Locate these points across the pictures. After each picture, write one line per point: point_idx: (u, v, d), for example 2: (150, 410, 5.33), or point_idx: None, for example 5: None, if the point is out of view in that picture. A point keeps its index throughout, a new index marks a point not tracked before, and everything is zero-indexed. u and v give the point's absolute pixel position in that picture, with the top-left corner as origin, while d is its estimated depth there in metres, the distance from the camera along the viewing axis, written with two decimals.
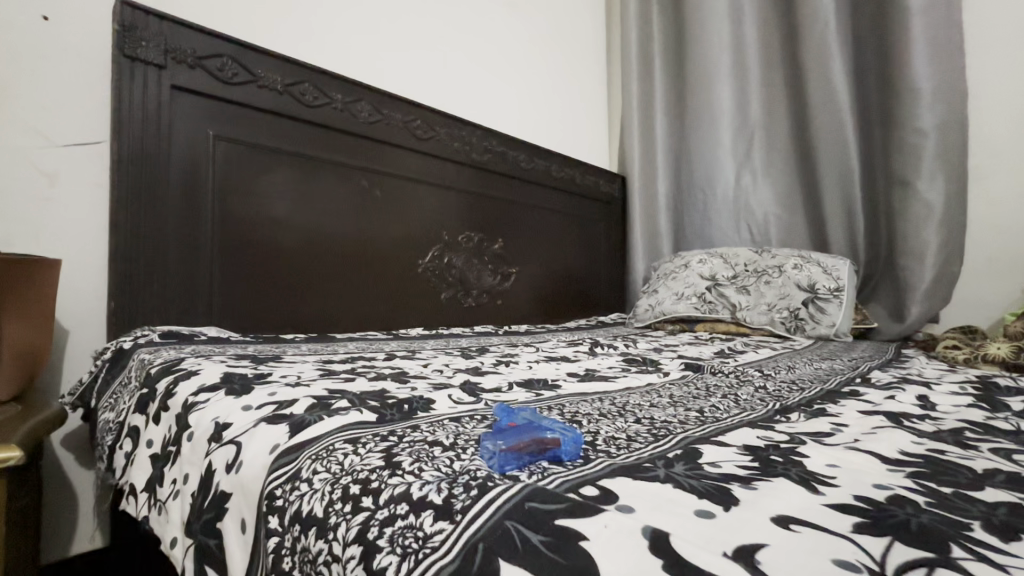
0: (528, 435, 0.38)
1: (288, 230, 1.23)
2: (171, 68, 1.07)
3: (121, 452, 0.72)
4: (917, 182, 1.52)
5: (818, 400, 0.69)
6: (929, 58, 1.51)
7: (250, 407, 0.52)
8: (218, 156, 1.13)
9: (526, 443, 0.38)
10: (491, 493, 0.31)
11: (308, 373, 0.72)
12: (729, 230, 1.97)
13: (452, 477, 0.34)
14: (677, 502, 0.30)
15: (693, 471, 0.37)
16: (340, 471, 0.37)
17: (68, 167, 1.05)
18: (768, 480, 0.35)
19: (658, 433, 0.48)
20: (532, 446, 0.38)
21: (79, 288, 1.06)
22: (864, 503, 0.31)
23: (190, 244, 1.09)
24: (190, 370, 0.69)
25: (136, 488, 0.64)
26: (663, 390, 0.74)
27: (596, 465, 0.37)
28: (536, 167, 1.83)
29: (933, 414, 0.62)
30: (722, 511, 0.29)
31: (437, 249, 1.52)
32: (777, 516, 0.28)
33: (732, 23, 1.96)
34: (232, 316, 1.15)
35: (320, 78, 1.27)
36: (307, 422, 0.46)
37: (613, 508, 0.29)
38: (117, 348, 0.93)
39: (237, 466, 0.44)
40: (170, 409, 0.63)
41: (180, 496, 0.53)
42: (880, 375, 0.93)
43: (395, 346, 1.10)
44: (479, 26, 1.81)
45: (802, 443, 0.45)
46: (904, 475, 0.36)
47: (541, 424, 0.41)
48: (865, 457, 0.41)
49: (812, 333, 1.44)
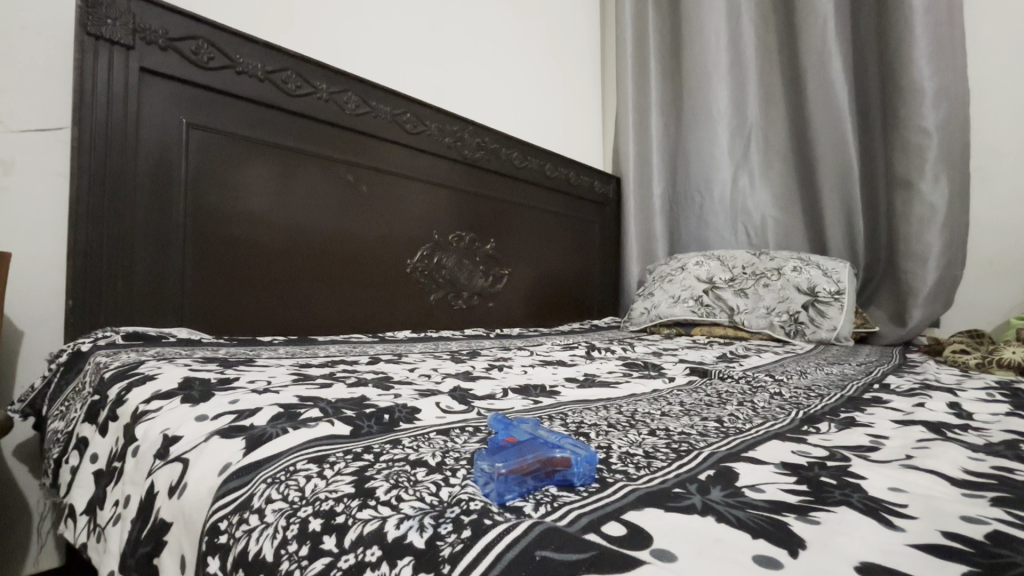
0: (534, 453, 0.32)
1: (266, 226, 1.15)
2: (140, 49, 0.98)
3: (66, 467, 0.64)
4: (921, 183, 1.46)
5: (843, 407, 0.63)
6: (933, 56, 1.46)
7: (204, 417, 0.45)
8: (193, 145, 1.05)
9: (533, 462, 0.32)
10: (485, 535, 0.24)
11: (279, 377, 0.65)
12: (726, 231, 1.91)
13: (442, 510, 0.27)
14: (730, 545, 0.24)
15: (734, 498, 0.30)
16: (299, 501, 0.30)
17: (26, 153, 0.97)
18: (830, 510, 0.29)
19: (678, 447, 0.41)
20: (537, 466, 0.32)
21: (33, 287, 0.98)
22: (962, 543, 0.25)
23: (160, 239, 1.01)
24: (146, 375, 0.61)
25: (78, 510, 0.56)
26: (673, 396, 0.68)
27: (615, 493, 0.30)
28: (529, 165, 1.76)
29: (973, 424, 0.56)
30: (790, 559, 0.23)
31: (426, 248, 1.45)
32: (861, 566, 0.22)
33: (728, 21, 1.91)
34: (205, 317, 1.07)
35: (304, 66, 1.20)
36: (268, 436, 0.39)
37: (652, 560, 0.22)
38: (73, 350, 0.84)
39: (180, 490, 0.37)
40: (119, 419, 0.55)
41: (119, 522, 0.45)
42: (898, 381, 0.87)
43: (381, 349, 1.03)
44: (470, 19, 1.75)
45: (848, 460, 0.39)
46: (991, 505, 0.30)
47: (548, 441, 0.34)
48: (929, 479, 0.35)
49: (813, 337, 1.39)
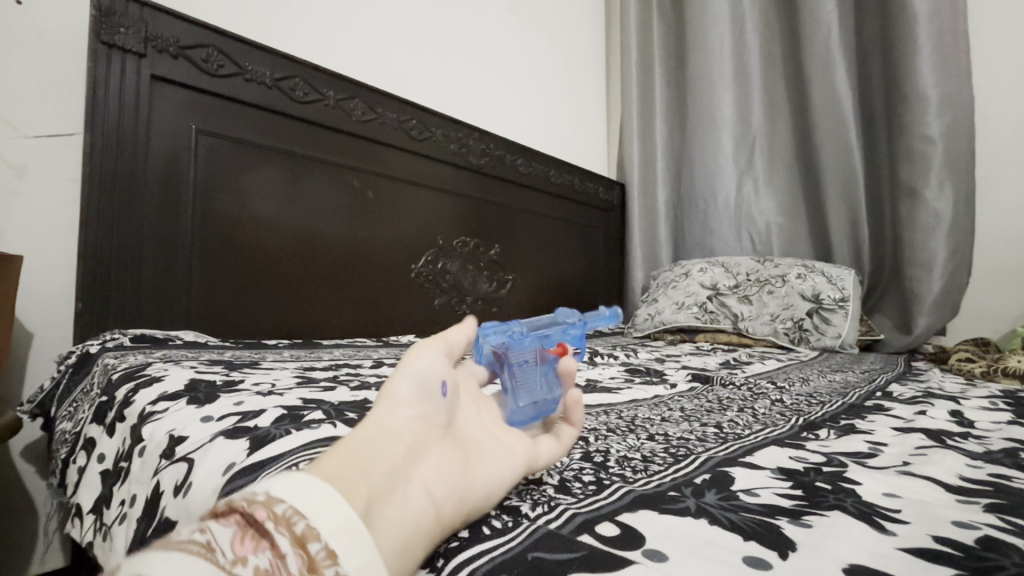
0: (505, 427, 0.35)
1: (274, 231, 1.16)
2: (152, 58, 1.00)
3: (74, 467, 0.65)
4: (925, 191, 1.46)
5: (843, 415, 0.63)
6: (938, 64, 1.46)
7: (209, 419, 0.46)
8: (202, 150, 1.07)
9: (536, 408, 0.39)
10: (468, 547, 0.25)
11: (283, 381, 0.66)
12: (730, 238, 1.91)
13: (487, 496, 0.29)
14: (720, 546, 0.25)
15: (728, 502, 0.30)
16: None
17: (40, 159, 0.99)
18: (822, 514, 0.29)
19: (676, 452, 0.42)
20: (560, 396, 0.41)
21: (46, 293, 1.00)
22: (952, 547, 0.25)
23: (169, 243, 1.03)
24: (153, 377, 0.62)
25: (85, 509, 0.57)
26: (673, 402, 0.68)
27: (612, 495, 0.31)
28: (533, 171, 1.77)
29: (974, 432, 0.56)
30: (779, 560, 0.23)
31: (431, 253, 1.47)
32: (850, 567, 0.23)
33: (734, 29, 1.92)
34: (211, 320, 1.08)
35: (312, 74, 1.21)
36: (271, 436, 0.40)
37: (643, 560, 0.23)
38: (83, 351, 0.85)
39: (186, 489, 0.38)
40: (126, 420, 0.56)
41: (125, 522, 0.46)
42: (900, 389, 0.86)
43: (384, 354, 1.03)
44: (477, 28, 1.77)
45: (845, 466, 0.39)
46: (984, 511, 0.30)
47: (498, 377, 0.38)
48: (926, 486, 0.35)
49: (817, 345, 1.38)
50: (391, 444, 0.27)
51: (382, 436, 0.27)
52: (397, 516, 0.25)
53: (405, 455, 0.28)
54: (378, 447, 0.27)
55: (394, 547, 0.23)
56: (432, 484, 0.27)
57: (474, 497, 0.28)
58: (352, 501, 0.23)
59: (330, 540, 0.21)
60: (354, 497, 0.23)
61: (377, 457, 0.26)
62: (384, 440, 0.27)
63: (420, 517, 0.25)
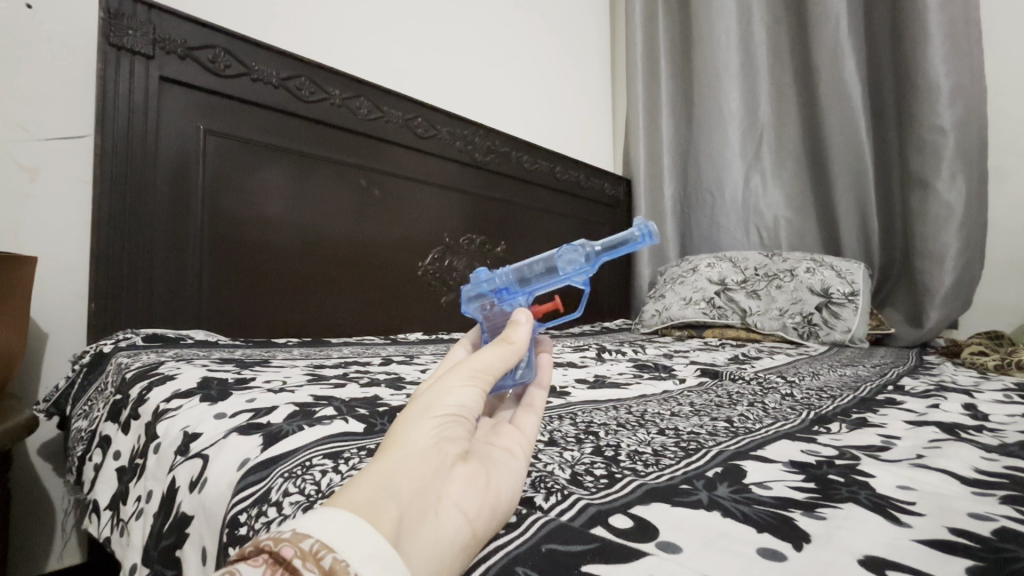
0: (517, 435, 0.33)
1: (281, 230, 1.17)
2: (160, 59, 1.01)
3: (90, 464, 0.66)
4: (937, 182, 1.44)
5: (855, 408, 0.63)
6: (949, 54, 1.44)
7: (222, 416, 0.46)
8: (209, 150, 1.08)
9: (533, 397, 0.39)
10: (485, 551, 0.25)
11: (294, 378, 0.66)
12: (738, 232, 1.90)
13: (513, 506, 0.28)
14: (734, 538, 0.25)
15: (741, 495, 0.30)
16: (315, 493, 0.31)
17: (51, 161, 0.99)
18: (836, 506, 0.29)
19: (687, 446, 0.42)
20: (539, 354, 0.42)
21: (57, 295, 1.00)
22: (968, 539, 0.25)
23: (179, 241, 1.04)
24: (167, 375, 0.63)
25: (102, 505, 0.58)
26: (682, 397, 0.68)
27: (624, 489, 0.31)
28: (539, 168, 1.77)
29: (988, 425, 0.55)
30: (793, 552, 0.23)
31: (437, 251, 1.47)
32: (863, 558, 0.23)
33: (740, 22, 1.90)
34: (220, 319, 1.09)
35: (317, 72, 1.22)
36: (284, 432, 0.40)
37: (656, 552, 0.23)
38: (96, 351, 0.87)
39: (201, 485, 0.38)
40: (141, 417, 0.57)
41: (142, 517, 0.47)
42: (912, 383, 0.85)
43: (393, 351, 1.04)
44: (481, 27, 1.76)
45: (857, 459, 0.39)
46: (999, 503, 0.30)
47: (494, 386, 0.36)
48: (940, 478, 0.35)
49: (827, 339, 1.37)
50: (421, 464, 0.25)
51: (408, 455, 0.25)
52: (432, 538, 0.22)
53: (435, 472, 0.25)
54: (405, 468, 0.24)
55: (429, 570, 0.22)
56: (465, 500, 0.25)
57: (503, 508, 0.27)
58: (385, 526, 0.21)
59: (362, 570, 0.19)
60: (386, 520, 0.22)
61: (403, 479, 0.23)
62: (413, 459, 0.25)
63: (455, 536, 0.23)
